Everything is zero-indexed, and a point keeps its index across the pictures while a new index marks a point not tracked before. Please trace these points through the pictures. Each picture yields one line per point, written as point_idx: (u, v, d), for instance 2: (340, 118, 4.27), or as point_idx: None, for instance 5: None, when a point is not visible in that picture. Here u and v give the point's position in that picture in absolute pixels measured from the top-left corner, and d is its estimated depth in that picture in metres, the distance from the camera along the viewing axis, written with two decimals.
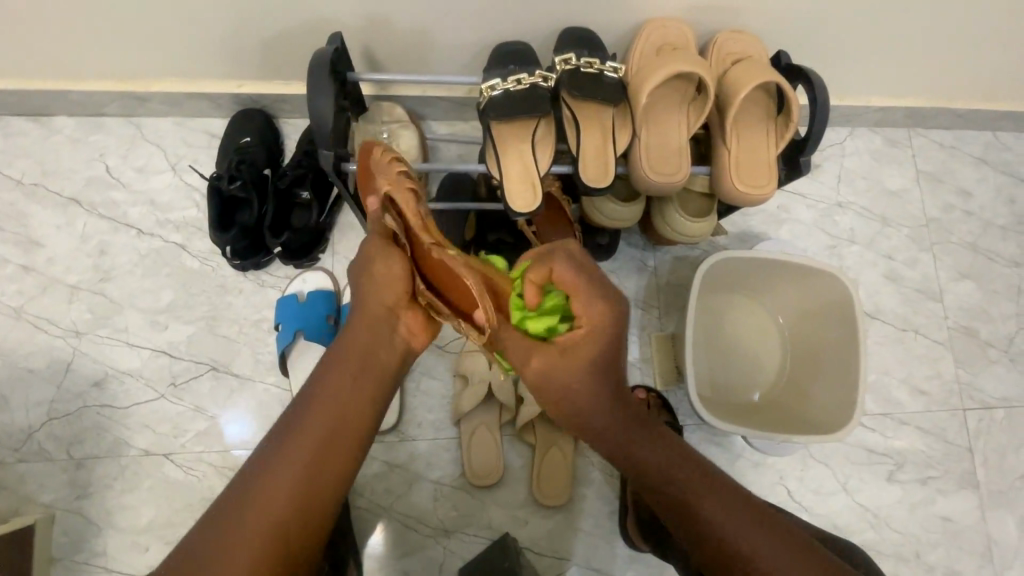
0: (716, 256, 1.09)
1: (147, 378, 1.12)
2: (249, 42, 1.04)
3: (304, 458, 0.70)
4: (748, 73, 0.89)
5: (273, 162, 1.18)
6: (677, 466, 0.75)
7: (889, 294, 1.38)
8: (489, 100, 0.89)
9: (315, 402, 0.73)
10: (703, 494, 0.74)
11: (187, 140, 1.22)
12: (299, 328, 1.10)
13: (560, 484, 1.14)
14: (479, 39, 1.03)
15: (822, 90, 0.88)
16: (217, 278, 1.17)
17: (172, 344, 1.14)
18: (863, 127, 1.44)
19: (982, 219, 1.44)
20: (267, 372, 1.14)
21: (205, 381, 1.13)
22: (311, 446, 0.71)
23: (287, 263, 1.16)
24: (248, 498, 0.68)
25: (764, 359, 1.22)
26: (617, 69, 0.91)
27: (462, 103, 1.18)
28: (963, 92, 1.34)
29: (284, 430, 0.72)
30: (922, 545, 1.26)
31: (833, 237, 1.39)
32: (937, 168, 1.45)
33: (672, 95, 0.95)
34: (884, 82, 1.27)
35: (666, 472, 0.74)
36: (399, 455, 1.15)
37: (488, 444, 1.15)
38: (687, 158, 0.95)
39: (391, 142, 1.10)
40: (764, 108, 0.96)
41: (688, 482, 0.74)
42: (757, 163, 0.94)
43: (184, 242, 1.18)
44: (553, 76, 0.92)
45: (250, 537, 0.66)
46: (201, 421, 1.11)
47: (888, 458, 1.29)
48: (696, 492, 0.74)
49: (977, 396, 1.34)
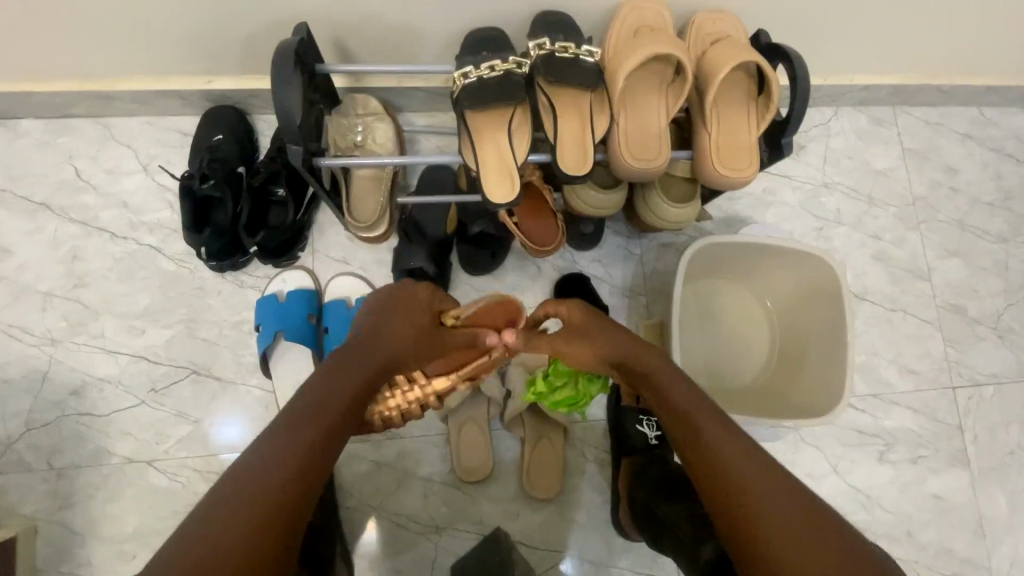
0: (701, 243, 1.08)
1: (127, 385, 1.10)
2: (217, 36, 1.01)
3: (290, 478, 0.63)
4: (726, 54, 0.87)
5: (247, 159, 1.14)
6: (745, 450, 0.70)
7: (878, 274, 1.37)
8: (462, 89, 0.87)
9: (329, 386, 0.72)
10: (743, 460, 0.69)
11: (158, 139, 1.19)
12: (279, 329, 1.08)
13: (550, 476, 1.14)
14: (451, 26, 1.01)
15: (803, 70, 0.86)
16: (195, 280, 1.14)
17: (151, 348, 1.11)
18: (848, 107, 1.43)
19: (968, 196, 1.43)
20: (250, 374, 1.12)
21: (187, 386, 1.11)
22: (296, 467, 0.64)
23: (266, 263, 1.14)
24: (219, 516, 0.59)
25: (752, 343, 1.21)
26: (593, 53, 0.89)
27: (438, 93, 1.16)
28: (948, 68, 1.32)
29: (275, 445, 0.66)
30: (914, 524, 1.26)
31: (820, 218, 1.37)
32: (923, 146, 1.44)
33: (651, 79, 0.93)
34: (867, 60, 1.26)
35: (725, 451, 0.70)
36: (386, 453, 1.14)
37: (477, 440, 1.13)
38: (668, 143, 0.92)
39: (367, 137, 1.06)
40: (745, 89, 0.94)
41: (724, 454, 0.70)
42: (737, 146, 0.92)
43: (159, 244, 1.15)
44: (528, 62, 0.89)
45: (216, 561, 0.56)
46: (184, 427, 1.09)
47: (879, 439, 1.29)
48: (723, 461, 0.70)
49: (966, 374, 1.34)
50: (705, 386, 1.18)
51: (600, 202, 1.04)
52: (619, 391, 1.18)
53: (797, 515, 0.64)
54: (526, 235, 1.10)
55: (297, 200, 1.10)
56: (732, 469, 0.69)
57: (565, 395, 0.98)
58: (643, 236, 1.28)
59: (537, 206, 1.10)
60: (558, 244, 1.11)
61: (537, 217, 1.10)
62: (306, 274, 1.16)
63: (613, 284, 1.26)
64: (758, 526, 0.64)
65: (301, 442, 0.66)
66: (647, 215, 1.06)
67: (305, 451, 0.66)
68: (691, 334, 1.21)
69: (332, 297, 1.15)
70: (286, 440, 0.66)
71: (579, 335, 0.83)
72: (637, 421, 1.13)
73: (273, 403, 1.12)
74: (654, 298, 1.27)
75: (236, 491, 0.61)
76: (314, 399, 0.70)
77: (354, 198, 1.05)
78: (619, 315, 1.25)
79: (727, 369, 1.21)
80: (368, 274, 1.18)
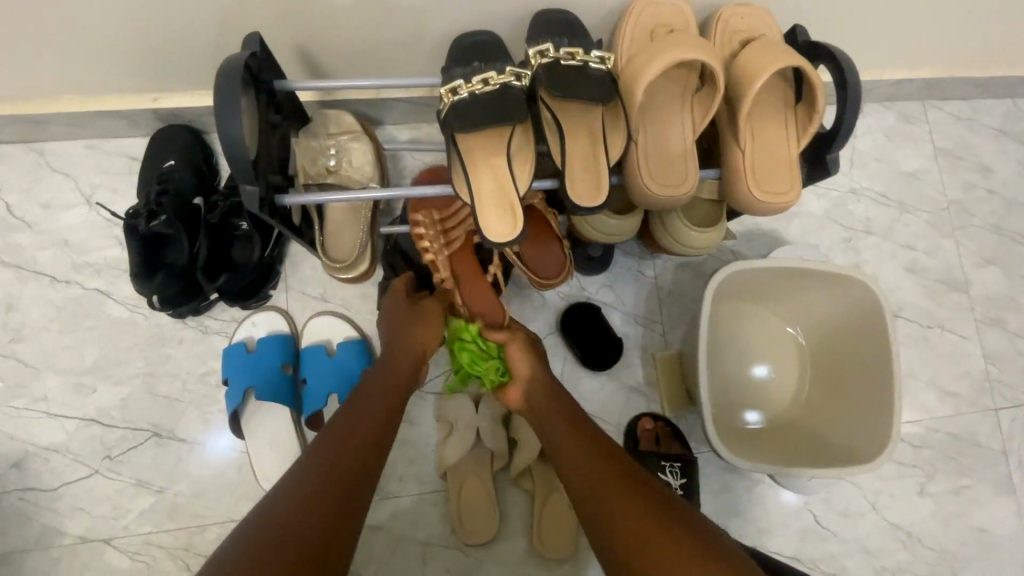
0: (725, 270, 0.96)
1: (76, 453, 0.96)
2: (160, 48, 0.86)
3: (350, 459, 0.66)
4: (761, 57, 0.74)
5: (204, 186, 0.99)
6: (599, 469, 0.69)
7: (911, 288, 1.25)
8: (451, 108, 0.73)
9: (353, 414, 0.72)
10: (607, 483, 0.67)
11: (101, 166, 1.04)
12: (249, 385, 0.95)
13: (564, 534, 1.01)
14: (435, 29, 0.86)
15: (853, 74, 0.73)
16: (151, 328, 1.00)
17: (103, 409, 0.97)
18: (874, 103, 1.30)
19: (1005, 197, 1.31)
20: (219, 434, 0.98)
21: (146, 451, 0.97)
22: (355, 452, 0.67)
23: (232, 305, 0.99)
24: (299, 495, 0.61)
25: (781, 374, 1.09)
26: (605, 59, 0.75)
27: (423, 105, 1.02)
28: (986, 59, 1.19)
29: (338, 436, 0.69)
30: (958, 561, 1.16)
31: (848, 229, 1.25)
32: (955, 144, 1.32)
33: (672, 88, 0.79)
34: (900, 53, 1.13)
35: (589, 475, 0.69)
36: (378, 515, 1.01)
37: (480, 497, 1.01)
38: (693, 163, 0.79)
39: (341, 160, 0.91)
40: (782, 96, 0.80)
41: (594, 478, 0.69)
42: (775, 164, 0.79)
43: (109, 288, 1.00)
44: (528, 73, 0.75)
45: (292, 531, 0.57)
46: (144, 498, 0.96)
47: (918, 470, 1.18)
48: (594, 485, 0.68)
49: (1009, 393, 1.23)
50: (730, 424, 1.07)
51: (614, 229, 0.90)
52: (636, 433, 1.08)
53: (646, 516, 0.62)
54: (530, 265, 0.97)
55: (263, 234, 0.95)
56: (596, 490, 0.67)
57: (463, 353, 0.92)
58: (656, 256, 1.15)
59: (541, 231, 0.97)
60: (568, 272, 0.98)
61: (542, 243, 0.97)
62: (279, 315, 1.02)
63: (625, 311, 1.13)
64: (626, 542, 0.62)
65: (351, 448, 0.67)
66: (666, 240, 0.93)
67: (343, 471, 0.65)
68: (713, 366, 1.09)
69: (309, 341, 1.01)
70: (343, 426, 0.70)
71: (523, 348, 0.88)
72: (660, 468, 1.02)
73: (246, 465, 0.98)
74: (671, 325, 1.14)
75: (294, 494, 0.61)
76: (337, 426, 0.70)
77: (329, 231, 0.91)
78: (632, 345, 1.13)
79: (753, 403, 1.09)
80: (351, 312, 1.04)
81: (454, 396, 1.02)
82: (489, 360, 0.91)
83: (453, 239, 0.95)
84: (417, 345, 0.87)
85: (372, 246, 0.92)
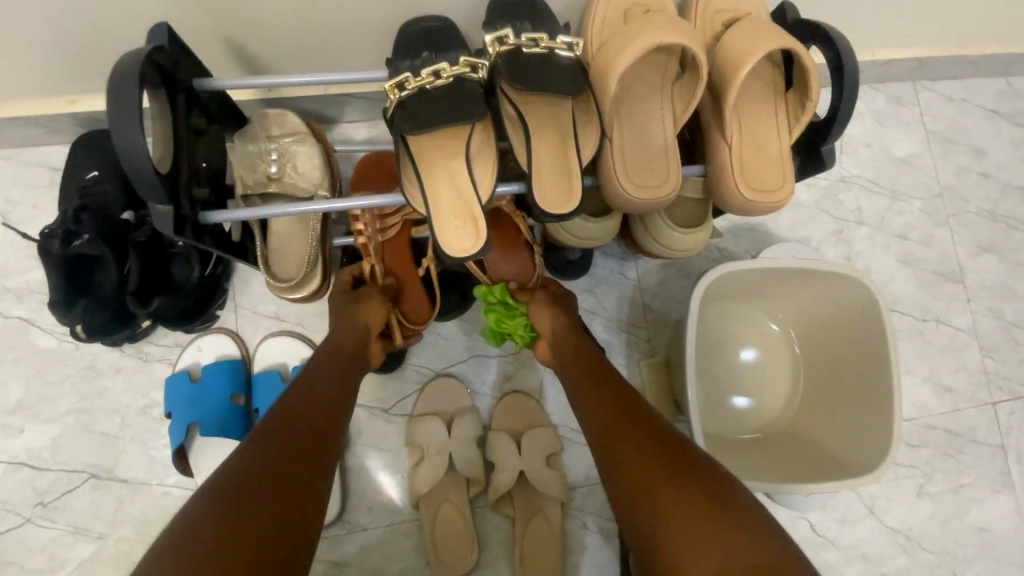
0: (711, 273, 0.88)
1: (5, 501, 0.86)
2: (69, 44, 0.75)
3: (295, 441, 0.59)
4: (748, 41, 0.66)
5: (135, 195, 0.88)
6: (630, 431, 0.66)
7: (905, 280, 1.19)
8: (398, 105, 0.64)
9: (294, 403, 0.63)
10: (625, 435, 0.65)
11: (19, 179, 0.93)
12: (194, 419, 0.86)
13: (548, 562, 0.94)
14: (384, 16, 0.77)
15: (850, 58, 0.65)
16: (84, 358, 0.90)
17: (33, 452, 0.88)
18: (863, 85, 1.23)
19: (999, 181, 1.26)
20: (165, 471, 0.89)
21: (83, 495, 0.88)
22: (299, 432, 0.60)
23: (174, 330, 0.90)
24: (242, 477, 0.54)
25: (773, 379, 1.03)
26: (573, 46, 0.66)
27: (378, 101, 0.92)
28: (981, 35, 1.13)
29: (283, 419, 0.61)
30: (958, 562, 1.12)
31: (840, 220, 1.18)
32: (947, 126, 1.26)
33: (649, 76, 0.71)
34: (892, 31, 1.05)
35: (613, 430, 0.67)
36: (346, 550, 0.93)
37: (456, 526, 0.93)
38: (676, 161, 0.71)
39: (283, 165, 0.81)
40: (771, 83, 0.72)
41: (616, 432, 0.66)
42: (765, 158, 0.71)
43: (33, 315, 0.90)
44: (486, 63, 0.66)
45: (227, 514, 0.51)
46: (84, 546, 0.87)
47: (916, 470, 1.13)
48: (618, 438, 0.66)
49: (1008, 386, 1.19)
50: (721, 434, 1.00)
51: (590, 233, 0.82)
52: None
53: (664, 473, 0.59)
54: (495, 271, 0.89)
55: (202, 250, 0.85)
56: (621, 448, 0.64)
57: (492, 314, 0.88)
58: (639, 257, 1.08)
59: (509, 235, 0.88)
60: (538, 281, 0.89)
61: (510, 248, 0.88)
62: (228, 339, 0.93)
63: (608, 317, 1.06)
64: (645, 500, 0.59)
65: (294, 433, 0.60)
66: (648, 242, 0.85)
67: (276, 466, 0.56)
68: (700, 374, 1.03)
69: (263, 366, 0.92)
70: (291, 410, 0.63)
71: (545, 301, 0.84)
72: None
73: None
74: (656, 330, 1.07)
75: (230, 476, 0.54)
76: (267, 426, 0.60)
77: (273, 245, 0.82)
78: (616, 353, 1.05)
79: (745, 411, 1.02)
80: (308, 331, 0.95)
81: (424, 418, 0.94)
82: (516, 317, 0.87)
83: (392, 225, 0.85)
84: (355, 331, 0.76)
85: (325, 260, 0.83)
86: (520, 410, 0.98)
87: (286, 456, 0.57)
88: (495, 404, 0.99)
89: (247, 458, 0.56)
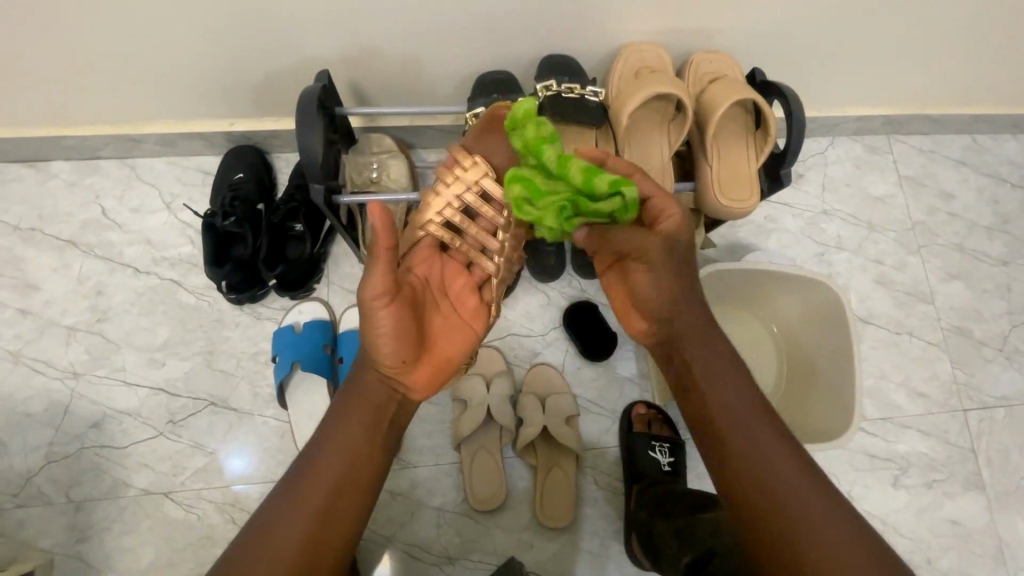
0: (707, 270, 1.12)
1: (145, 417, 1.13)
2: (238, 82, 1.06)
3: (360, 417, 0.77)
4: (723, 93, 0.93)
5: (265, 195, 1.20)
6: (737, 393, 0.81)
7: (882, 298, 1.39)
8: (475, 129, 0.94)
9: (360, 393, 0.78)
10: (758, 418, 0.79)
11: (181, 179, 1.24)
12: (296, 359, 1.11)
13: (564, 505, 1.14)
14: (460, 68, 1.06)
15: (797, 106, 0.91)
16: (214, 312, 1.18)
17: (170, 380, 1.15)
18: (843, 136, 1.46)
19: (966, 220, 1.45)
20: (265, 405, 1.14)
21: (203, 418, 1.13)
22: (365, 412, 0.78)
23: (282, 295, 1.17)
24: (315, 449, 0.76)
25: (760, 369, 1.23)
26: (598, 93, 0.95)
27: (449, 131, 1.21)
28: (939, 98, 1.35)
29: (347, 392, 0.79)
30: (932, 550, 1.25)
31: (822, 244, 1.40)
32: (918, 172, 1.46)
33: (652, 116, 0.99)
34: (859, 93, 1.29)
35: (730, 400, 0.80)
36: (400, 483, 1.15)
37: (490, 468, 1.15)
38: (670, 176, 0.98)
39: (382, 173, 1.12)
40: (742, 125, 1.00)
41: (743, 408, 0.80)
42: (736, 179, 0.98)
43: (180, 279, 1.19)
44: (537, 103, 0.95)
45: (319, 478, 0.74)
46: (201, 458, 1.11)
47: (892, 463, 1.29)
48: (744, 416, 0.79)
49: (977, 397, 1.34)
50: None
51: None
52: (630, 416, 1.20)
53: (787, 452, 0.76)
54: (431, 335, 0.81)
55: (314, 233, 1.14)
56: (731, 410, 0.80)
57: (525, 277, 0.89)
58: None
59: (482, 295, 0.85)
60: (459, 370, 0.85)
61: (454, 321, 0.83)
62: (322, 305, 1.18)
63: None
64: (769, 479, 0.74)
65: (367, 405, 0.78)
66: None
67: (350, 445, 0.76)
68: None
69: (346, 328, 1.18)
70: (360, 392, 0.78)
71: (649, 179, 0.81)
72: (649, 447, 1.15)
73: (287, 433, 1.14)
74: None
75: (321, 442, 0.76)
76: (348, 408, 0.78)
77: (369, 231, 1.12)
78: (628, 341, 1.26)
79: None
80: None
81: (469, 377, 1.17)
82: (577, 173, 0.74)
83: None
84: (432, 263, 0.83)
85: None
86: (547, 379, 1.20)
87: (356, 440, 0.76)
88: (525, 373, 1.22)
89: (337, 445, 0.76)
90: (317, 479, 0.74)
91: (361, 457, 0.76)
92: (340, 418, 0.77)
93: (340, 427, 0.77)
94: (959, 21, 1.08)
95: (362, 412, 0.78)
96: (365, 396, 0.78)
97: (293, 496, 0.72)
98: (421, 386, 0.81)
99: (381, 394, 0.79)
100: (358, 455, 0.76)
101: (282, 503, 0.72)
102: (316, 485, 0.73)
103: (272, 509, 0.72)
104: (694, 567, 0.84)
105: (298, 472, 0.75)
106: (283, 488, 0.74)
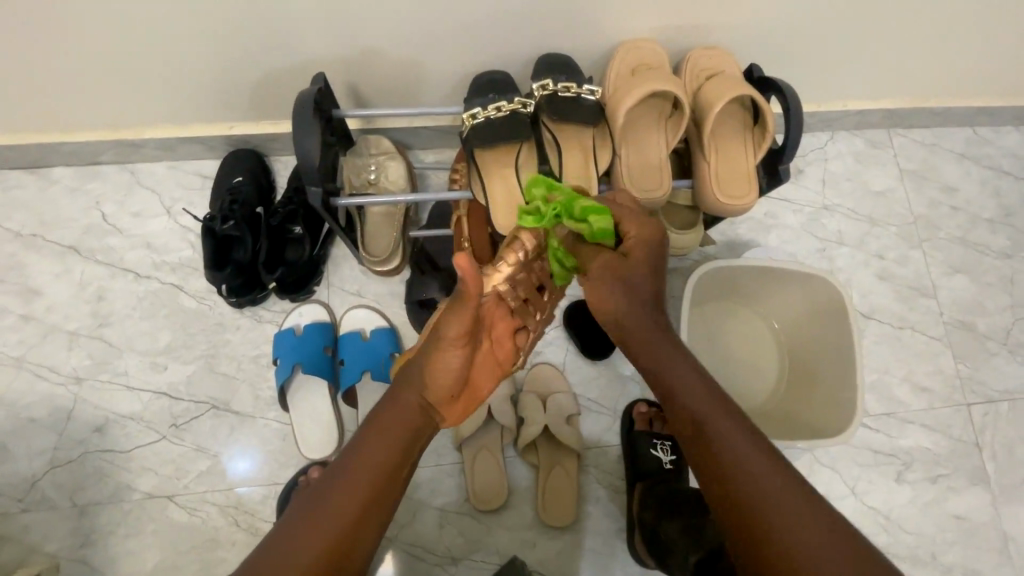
0: (706, 267, 1.11)
1: (148, 420, 1.13)
2: (235, 85, 1.06)
3: (398, 429, 0.73)
4: (720, 89, 0.93)
5: (264, 199, 1.20)
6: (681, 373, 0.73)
7: (884, 293, 1.38)
8: (471, 129, 0.93)
9: (397, 408, 0.75)
10: (712, 408, 0.70)
11: (180, 183, 1.25)
12: (297, 361, 1.11)
13: (567, 504, 1.14)
14: (457, 68, 1.06)
15: (795, 101, 0.90)
16: (215, 316, 1.18)
17: (172, 384, 1.15)
18: (844, 131, 1.45)
19: (968, 213, 1.44)
20: (267, 407, 1.15)
21: (206, 421, 1.14)
22: (403, 425, 0.74)
23: (283, 298, 1.17)
24: (351, 456, 0.71)
25: (762, 367, 1.24)
26: (594, 92, 0.95)
27: (447, 132, 1.21)
28: (940, 91, 1.34)
29: (385, 403, 0.76)
30: (938, 546, 1.24)
31: (822, 240, 1.39)
32: (920, 166, 1.45)
33: (649, 114, 0.99)
34: (858, 88, 1.29)
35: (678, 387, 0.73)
36: None
37: (491, 467, 1.15)
38: (668, 174, 0.99)
39: (380, 175, 1.13)
40: (740, 120, 1.00)
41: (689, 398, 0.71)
42: (735, 175, 0.99)
43: (181, 283, 1.20)
44: (533, 102, 0.95)
45: (354, 485, 0.68)
46: (204, 461, 1.12)
47: (896, 458, 1.28)
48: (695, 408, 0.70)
49: (980, 391, 1.34)
50: None
51: None
52: (632, 415, 1.19)
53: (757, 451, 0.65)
54: (472, 373, 0.80)
55: (313, 236, 1.14)
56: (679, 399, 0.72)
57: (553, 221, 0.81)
58: None
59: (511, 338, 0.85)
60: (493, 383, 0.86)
61: (493, 358, 0.83)
62: (323, 308, 1.19)
63: None
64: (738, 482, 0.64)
65: (404, 421, 0.74)
66: None
67: (386, 457, 0.71)
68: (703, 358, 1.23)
69: (347, 330, 1.18)
70: (395, 405, 0.75)
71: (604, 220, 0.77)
72: (650, 445, 1.15)
73: (290, 435, 1.14)
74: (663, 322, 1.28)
75: (352, 449, 0.72)
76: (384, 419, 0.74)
77: (368, 233, 1.12)
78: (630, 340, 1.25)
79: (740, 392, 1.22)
80: (382, 306, 1.21)
81: None
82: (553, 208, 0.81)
83: None
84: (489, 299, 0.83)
85: (402, 246, 1.13)
86: (548, 378, 1.20)
87: (392, 450, 0.72)
88: (526, 373, 1.22)
89: (371, 455, 0.71)
90: (354, 484, 0.68)
91: (394, 472, 0.71)
92: (378, 428, 0.73)
93: (372, 437, 0.72)
94: (959, 12, 1.07)
95: (401, 424, 0.74)
96: (404, 411, 0.75)
97: (326, 501, 0.66)
98: (454, 419, 0.81)
99: (422, 412, 0.76)
100: (391, 471, 0.71)
101: (317, 506, 0.66)
102: (352, 492, 0.67)
103: (304, 510, 0.66)
104: (702, 565, 0.84)
105: (331, 477, 0.69)
106: (314, 494, 0.67)
